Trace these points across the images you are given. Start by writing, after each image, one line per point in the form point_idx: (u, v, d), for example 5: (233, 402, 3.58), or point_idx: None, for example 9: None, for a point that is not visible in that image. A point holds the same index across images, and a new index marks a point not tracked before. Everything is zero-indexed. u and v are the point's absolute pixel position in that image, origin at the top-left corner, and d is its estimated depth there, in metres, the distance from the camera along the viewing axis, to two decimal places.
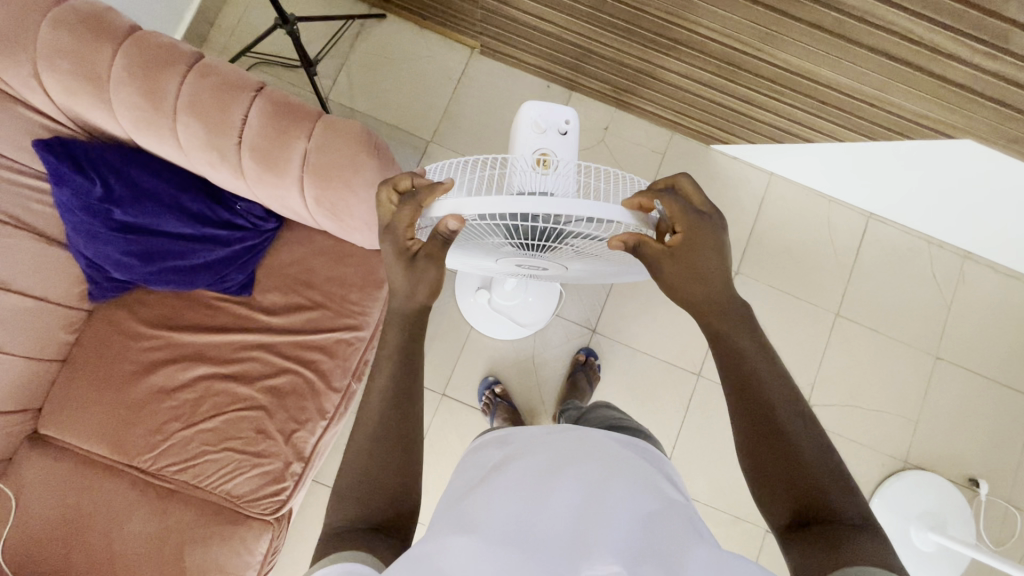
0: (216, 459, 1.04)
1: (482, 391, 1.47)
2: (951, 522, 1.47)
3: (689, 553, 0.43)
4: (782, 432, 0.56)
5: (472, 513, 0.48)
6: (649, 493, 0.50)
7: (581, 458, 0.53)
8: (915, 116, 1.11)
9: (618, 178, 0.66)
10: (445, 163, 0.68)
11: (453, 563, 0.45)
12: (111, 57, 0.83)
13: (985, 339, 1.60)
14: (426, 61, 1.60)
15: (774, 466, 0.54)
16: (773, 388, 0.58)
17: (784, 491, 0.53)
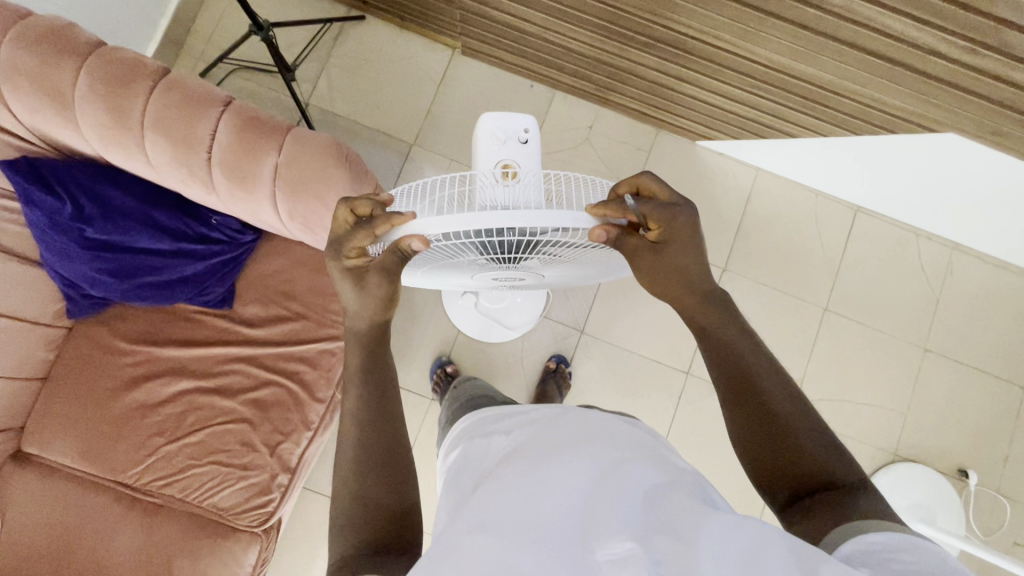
0: (201, 473, 1.04)
1: (435, 369, 1.47)
2: (941, 514, 1.47)
3: (702, 518, 0.40)
4: (769, 409, 0.56)
5: (483, 510, 0.46)
6: (655, 464, 0.48)
7: (582, 436, 0.52)
8: (897, 110, 1.10)
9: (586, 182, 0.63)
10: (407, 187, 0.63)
11: (469, 564, 0.42)
12: (73, 75, 0.82)
13: (974, 330, 1.60)
14: (406, 63, 1.59)
15: (766, 444, 0.55)
16: (759, 366, 0.58)
17: (777, 466, 0.54)
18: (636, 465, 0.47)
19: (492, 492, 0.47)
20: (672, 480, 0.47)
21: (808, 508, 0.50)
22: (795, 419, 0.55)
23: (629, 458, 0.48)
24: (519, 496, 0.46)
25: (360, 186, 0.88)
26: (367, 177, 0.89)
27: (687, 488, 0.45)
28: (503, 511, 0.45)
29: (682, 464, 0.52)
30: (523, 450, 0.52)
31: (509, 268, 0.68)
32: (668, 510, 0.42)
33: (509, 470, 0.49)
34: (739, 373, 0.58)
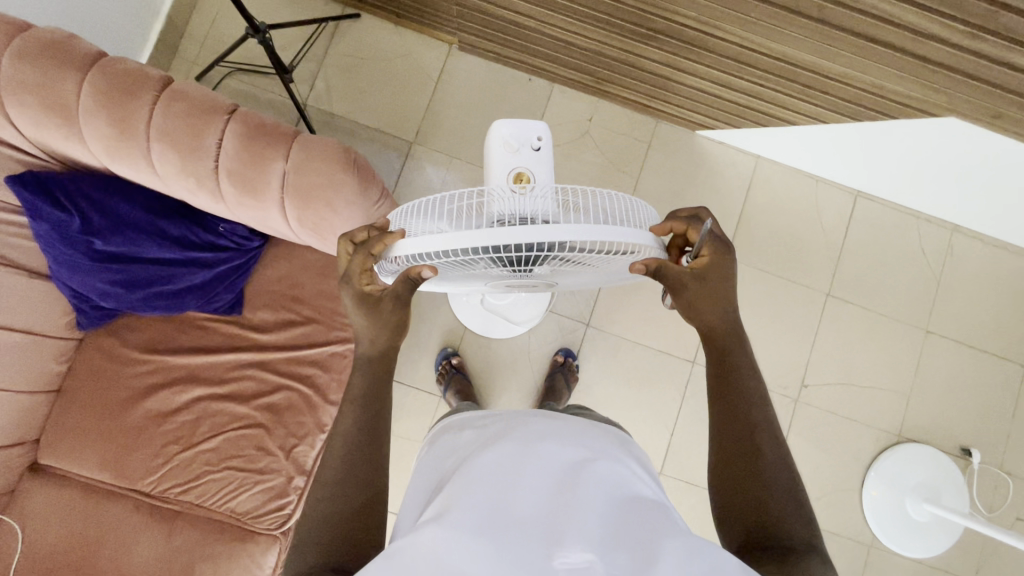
0: (218, 478, 1.05)
1: (439, 361, 1.49)
2: (945, 493, 1.50)
3: (662, 546, 0.44)
4: (758, 453, 0.62)
5: (446, 501, 0.49)
6: (624, 482, 0.53)
7: (549, 440, 0.55)
8: (899, 96, 1.10)
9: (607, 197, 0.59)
10: (417, 203, 0.61)
11: (424, 552, 0.45)
12: (77, 87, 0.81)
13: (975, 310, 1.62)
14: (403, 60, 1.57)
15: (739, 486, 0.60)
16: (756, 421, 0.64)
17: (745, 503, 0.59)
18: (605, 482, 0.52)
19: (460, 488, 0.50)
20: (638, 501, 0.51)
21: (759, 542, 0.57)
22: (774, 466, 0.61)
23: (601, 474, 0.52)
24: (488, 496, 0.49)
25: (368, 192, 0.88)
26: (375, 180, 0.89)
27: (650, 509, 0.50)
28: (469, 507, 0.47)
29: (645, 478, 0.57)
30: (492, 445, 0.55)
31: (522, 276, 0.67)
32: (630, 531, 0.47)
33: (477, 466, 0.52)
34: (735, 421, 0.64)
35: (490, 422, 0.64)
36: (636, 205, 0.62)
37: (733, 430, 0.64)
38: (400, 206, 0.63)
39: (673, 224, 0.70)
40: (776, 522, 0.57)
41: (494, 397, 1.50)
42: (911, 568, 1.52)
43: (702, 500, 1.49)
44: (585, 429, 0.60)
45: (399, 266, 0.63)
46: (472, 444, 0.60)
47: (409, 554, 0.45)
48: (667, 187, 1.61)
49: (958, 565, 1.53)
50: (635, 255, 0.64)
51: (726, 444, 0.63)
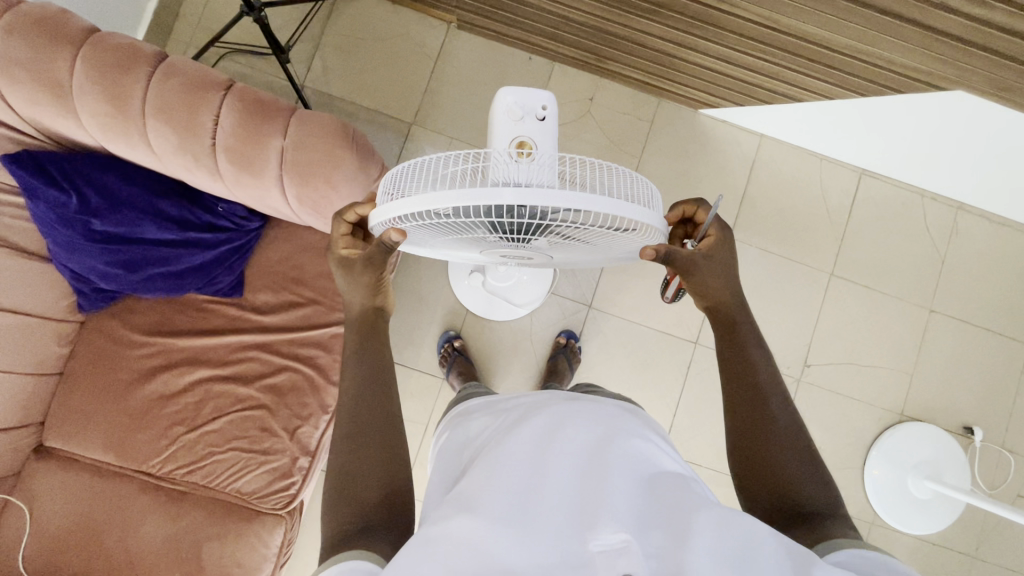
0: (223, 459, 1.05)
1: (441, 344, 1.49)
2: (947, 470, 1.50)
3: (694, 518, 0.44)
4: (772, 418, 0.62)
5: (473, 491, 0.49)
6: (648, 459, 0.53)
7: (572, 419, 0.55)
8: (905, 68, 1.08)
9: (608, 170, 0.58)
10: (418, 161, 0.60)
11: (456, 542, 0.45)
12: (70, 63, 0.80)
13: (979, 289, 1.61)
14: (401, 40, 1.55)
15: (761, 462, 0.60)
16: (767, 392, 0.64)
17: (768, 472, 0.59)
18: (631, 457, 0.51)
19: (486, 474, 0.50)
20: (665, 477, 0.51)
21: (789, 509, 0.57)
22: (788, 431, 0.61)
23: (625, 449, 0.52)
24: (516, 481, 0.48)
25: (368, 169, 0.87)
26: (374, 156, 0.88)
27: (678, 485, 0.50)
28: (496, 493, 0.47)
29: (669, 454, 0.57)
30: (514, 430, 0.55)
31: (518, 247, 0.65)
32: (662, 508, 0.47)
33: (502, 451, 0.52)
34: (748, 390, 0.64)
35: (508, 408, 0.64)
36: (644, 184, 0.60)
37: (746, 406, 0.64)
38: (395, 167, 0.62)
39: (683, 207, 0.73)
40: (802, 485, 0.58)
41: (497, 379, 1.50)
42: (912, 544, 1.53)
43: (704, 480, 1.49)
44: (605, 411, 0.60)
45: (392, 226, 0.63)
46: (494, 428, 0.61)
47: (441, 544, 0.45)
48: (669, 167, 1.59)
49: (959, 541, 1.54)
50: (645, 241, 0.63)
51: (742, 420, 0.63)
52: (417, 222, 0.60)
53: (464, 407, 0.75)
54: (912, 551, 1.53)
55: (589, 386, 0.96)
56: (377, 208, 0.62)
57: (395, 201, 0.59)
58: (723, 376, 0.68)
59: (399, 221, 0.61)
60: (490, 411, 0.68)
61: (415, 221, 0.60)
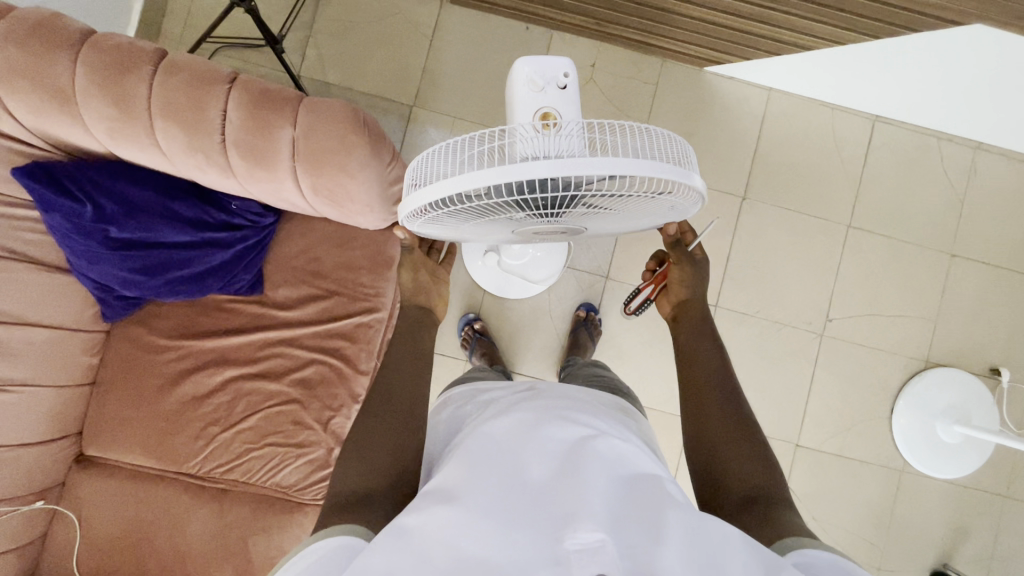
0: (260, 455, 1.07)
1: (461, 327, 1.49)
2: (976, 413, 1.50)
3: (664, 524, 0.47)
4: (737, 423, 0.73)
5: (456, 487, 0.52)
6: (625, 456, 0.57)
7: (552, 420, 0.59)
8: (920, 5, 1.04)
9: (640, 131, 0.55)
10: (439, 145, 0.58)
11: (434, 534, 0.48)
12: (70, 67, 0.78)
13: (1000, 228, 1.58)
14: (395, 20, 1.51)
15: (714, 457, 0.71)
16: (732, 404, 0.76)
17: (737, 471, 0.68)
18: (607, 457, 0.55)
19: (468, 473, 0.53)
20: (639, 476, 0.55)
21: (753, 498, 0.65)
22: (750, 440, 0.72)
23: (603, 455, 0.55)
24: (496, 477, 0.52)
25: (381, 155, 0.85)
26: (386, 140, 0.86)
27: (651, 482, 0.54)
28: (476, 492, 0.51)
29: (644, 451, 0.61)
30: (499, 432, 0.59)
31: (549, 221, 0.64)
32: (633, 510, 0.50)
33: (483, 451, 0.56)
34: (717, 403, 0.76)
35: (494, 405, 0.68)
36: (675, 141, 0.57)
37: (713, 413, 0.75)
38: (417, 155, 0.61)
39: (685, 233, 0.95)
40: (764, 483, 0.66)
41: (519, 358, 1.50)
42: (943, 489, 1.54)
43: None
44: (587, 412, 0.64)
45: (422, 214, 0.62)
46: (480, 420, 0.64)
47: (420, 538, 0.48)
48: (677, 129, 1.56)
49: (990, 482, 1.55)
50: (680, 200, 0.61)
51: (712, 426, 0.74)
52: (453, 207, 0.59)
53: (452, 398, 0.79)
54: (944, 495, 1.54)
55: (590, 362, 1.06)
56: (404, 198, 0.61)
57: (423, 188, 0.58)
58: (695, 390, 0.79)
59: (429, 209, 0.60)
60: (479, 407, 0.72)
61: (444, 206, 0.59)
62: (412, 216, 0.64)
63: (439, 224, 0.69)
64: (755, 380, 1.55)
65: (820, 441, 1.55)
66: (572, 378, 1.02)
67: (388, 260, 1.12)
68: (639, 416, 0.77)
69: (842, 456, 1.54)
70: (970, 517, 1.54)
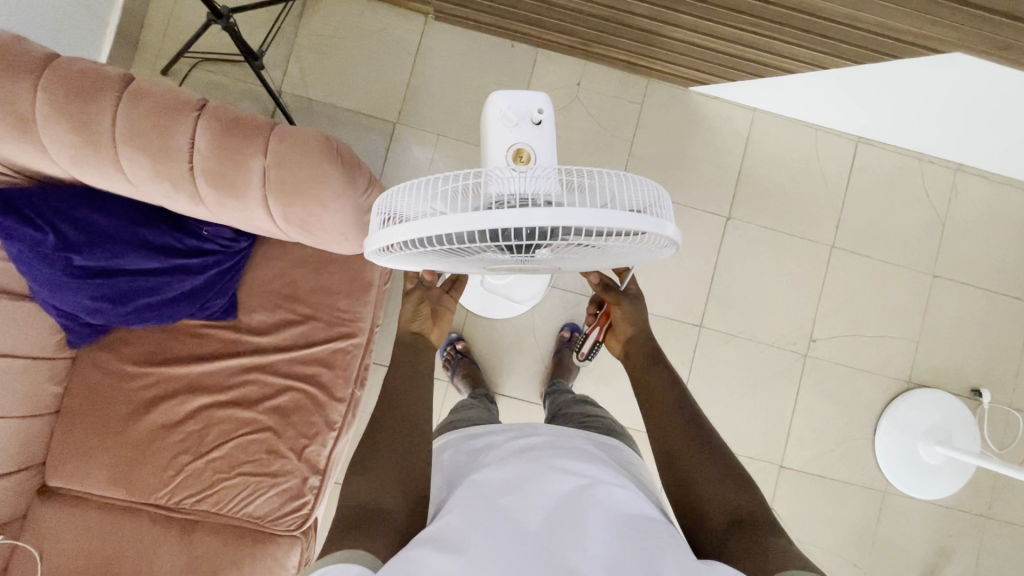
0: (232, 485, 1.04)
1: (444, 347, 1.47)
2: (958, 434, 1.51)
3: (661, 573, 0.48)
4: (709, 445, 0.73)
5: (457, 537, 0.53)
6: (622, 504, 0.58)
7: (550, 469, 0.61)
8: (901, 33, 1.04)
9: (618, 178, 0.54)
10: (412, 182, 0.57)
11: None
12: (30, 93, 0.75)
13: (980, 249, 1.59)
14: (378, 36, 1.50)
15: (691, 485, 0.70)
16: (700, 428, 0.75)
17: (717, 499, 0.67)
18: (604, 506, 0.57)
19: (470, 523, 0.54)
20: (635, 522, 0.56)
21: (736, 523, 0.64)
22: (724, 460, 0.71)
23: (600, 505, 0.56)
24: (498, 528, 0.53)
25: (356, 183, 0.83)
26: (361, 169, 0.84)
27: (648, 528, 0.56)
28: (477, 543, 0.51)
29: (640, 494, 0.62)
30: (499, 482, 0.59)
31: (522, 260, 0.62)
32: (630, 558, 0.51)
33: (484, 500, 0.57)
34: (687, 428, 0.75)
35: (491, 451, 0.69)
36: (653, 187, 0.56)
37: (682, 439, 0.74)
38: (388, 189, 0.59)
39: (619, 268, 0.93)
40: (744, 505, 0.66)
41: (502, 378, 1.48)
42: (926, 510, 1.54)
43: None
44: (583, 458, 0.65)
45: (390, 251, 0.60)
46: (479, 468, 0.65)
47: None
48: (662, 148, 1.56)
49: (972, 502, 1.55)
50: (654, 246, 0.60)
51: (683, 452, 0.73)
52: (421, 248, 0.57)
53: (447, 439, 0.79)
54: (926, 516, 1.54)
55: (579, 399, 1.05)
56: (371, 233, 0.59)
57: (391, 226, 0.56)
58: (666, 416, 0.78)
59: (396, 247, 0.58)
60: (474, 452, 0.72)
61: (412, 246, 0.57)
62: (378, 252, 0.61)
63: (408, 260, 0.67)
64: (740, 401, 1.54)
65: (804, 462, 1.54)
66: (564, 416, 1.01)
67: (367, 285, 1.10)
68: (618, 449, 0.75)
69: (826, 477, 1.54)
70: (952, 536, 1.54)
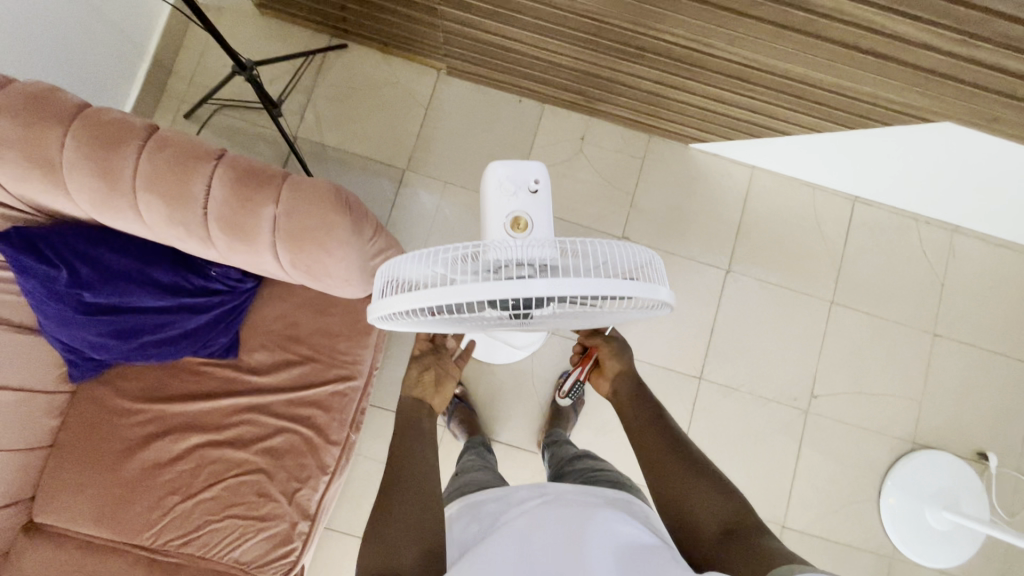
0: (219, 528, 1.02)
1: None
2: (965, 499, 1.47)
3: None
4: (695, 463, 0.74)
5: None
6: (621, 535, 0.60)
7: (550, 515, 0.62)
8: (892, 102, 1.09)
9: (611, 245, 0.56)
10: (415, 253, 0.59)
11: None
12: (59, 140, 0.80)
13: (980, 310, 1.60)
14: (392, 89, 1.57)
15: (683, 504, 0.70)
16: (685, 448, 0.76)
17: (709, 513, 0.67)
18: (603, 537, 0.58)
19: None
20: (636, 551, 0.58)
21: (731, 533, 0.64)
22: (711, 474, 0.72)
23: (600, 537, 0.58)
24: None
25: (363, 233, 0.86)
26: (369, 219, 0.87)
27: (649, 556, 0.57)
28: None
29: (637, 522, 0.64)
30: (502, 535, 0.61)
31: (521, 322, 0.64)
32: None
33: (489, 558, 0.58)
34: (674, 451, 0.76)
35: (495, 510, 0.70)
36: (644, 252, 0.59)
37: (670, 463, 0.75)
38: (393, 259, 0.61)
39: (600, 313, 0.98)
40: (735, 514, 0.66)
41: (500, 424, 1.47)
42: None
43: None
44: (581, 501, 0.66)
45: (394, 318, 0.62)
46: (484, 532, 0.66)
47: None
48: (663, 202, 1.60)
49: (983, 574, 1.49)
50: (649, 307, 0.62)
51: (672, 473, 0.73)
52: (423, 315, 0.58)
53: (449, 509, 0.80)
54: None
55: (581, 452, 1.05)
56: (376, 302, 0.60)
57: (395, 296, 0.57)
58: (653, 442, 0.79)
59: (400, 315, 0.60)
60: (476, 514, 0.72)
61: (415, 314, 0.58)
62: (384, 320, 0.63)
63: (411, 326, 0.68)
64: (740, 456, 1.51)
65: (807, 523, 1.50)
66: (568, 471, 1.00)
67: (368, 328, 1.12)
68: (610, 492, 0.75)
69: (830, 540, 1.49)
70: None
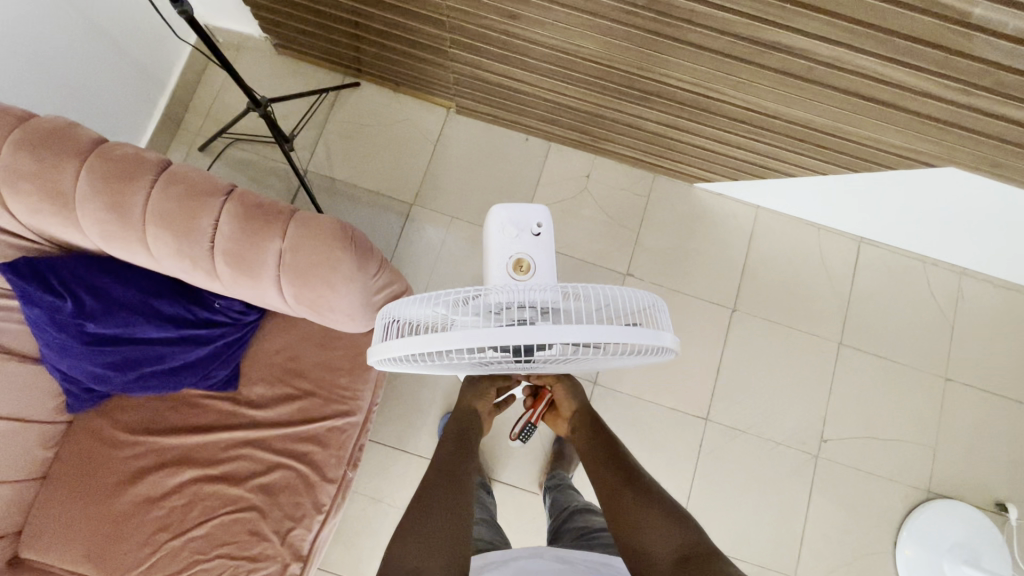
0: (209, 569, 0.98)
1: None
2: (986, 554, 1.40)
3: None
4: (648, 492, 0.73)
5: None
6: None
7: None
8: (895, 148, 1.10)
9: (614, 290, 0.56)
10: (418, 295, 0.58)
11: None
12: (74, 174, 0.81)
13: (991, 354, 1.57)
14: (402, 126, 1.61)
15: (638, 537, 0.69)
16: (638, 476, 0.76)
17: (665, 544, 0.67)
18: None
19: None
20: None
21: (685, 561, 0.64)
22: (663, 502, 0.72)
23: None
24: None
25: (367, 269, 0.86)
26: (374, 254, 0.88)
27: None
28: None
29: None
30: None
31: (523, 366, 0.63)
32: None
33: None
34: (626, 483, 0.75)
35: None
36: (647, 296, 0.58)
37: (625, 495, 0.74)
38: (395, 301, 0.61)
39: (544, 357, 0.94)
40: (688, 542, 0.66)
41: (500, 464, 1.44)
42: None
43: None
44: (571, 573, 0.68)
45: (394, 360, 0.61)
46: None
47: None
48: (668, 239, 1.60)
49: None
50: (652, 353, 0.61)
51: (625, 505, 0.72)
52: (425, 359, 0.57)
53: None
54: None
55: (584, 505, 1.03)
56: (376, 344, 0.59)
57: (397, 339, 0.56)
58: (608, 475, 0.78)
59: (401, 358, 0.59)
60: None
61: (416, 357, 0.58)
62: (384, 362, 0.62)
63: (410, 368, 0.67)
64: (749, 501, 1.46)
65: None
66: (567, 525, 0.99)
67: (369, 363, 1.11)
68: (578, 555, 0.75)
69: None
70: None
